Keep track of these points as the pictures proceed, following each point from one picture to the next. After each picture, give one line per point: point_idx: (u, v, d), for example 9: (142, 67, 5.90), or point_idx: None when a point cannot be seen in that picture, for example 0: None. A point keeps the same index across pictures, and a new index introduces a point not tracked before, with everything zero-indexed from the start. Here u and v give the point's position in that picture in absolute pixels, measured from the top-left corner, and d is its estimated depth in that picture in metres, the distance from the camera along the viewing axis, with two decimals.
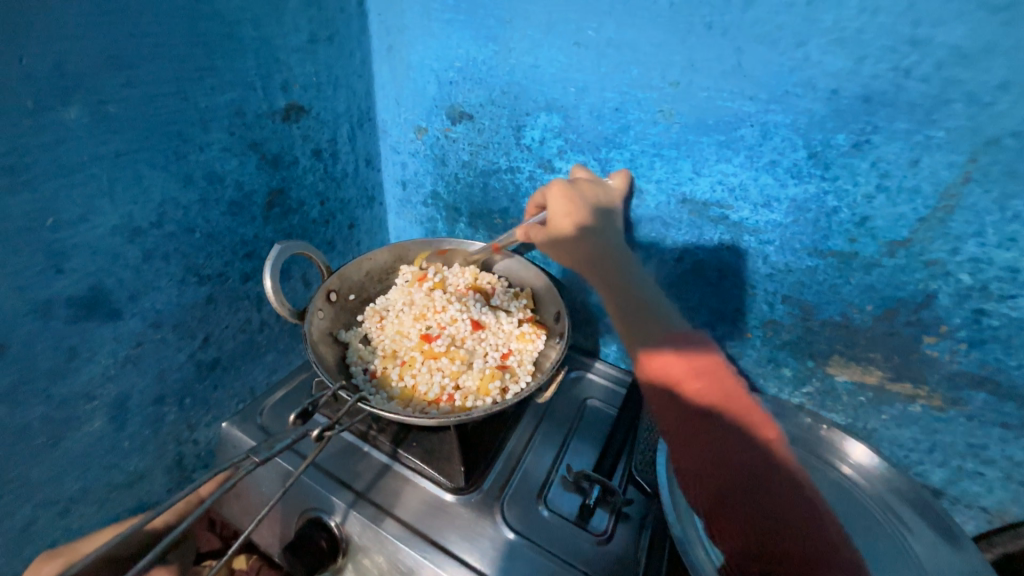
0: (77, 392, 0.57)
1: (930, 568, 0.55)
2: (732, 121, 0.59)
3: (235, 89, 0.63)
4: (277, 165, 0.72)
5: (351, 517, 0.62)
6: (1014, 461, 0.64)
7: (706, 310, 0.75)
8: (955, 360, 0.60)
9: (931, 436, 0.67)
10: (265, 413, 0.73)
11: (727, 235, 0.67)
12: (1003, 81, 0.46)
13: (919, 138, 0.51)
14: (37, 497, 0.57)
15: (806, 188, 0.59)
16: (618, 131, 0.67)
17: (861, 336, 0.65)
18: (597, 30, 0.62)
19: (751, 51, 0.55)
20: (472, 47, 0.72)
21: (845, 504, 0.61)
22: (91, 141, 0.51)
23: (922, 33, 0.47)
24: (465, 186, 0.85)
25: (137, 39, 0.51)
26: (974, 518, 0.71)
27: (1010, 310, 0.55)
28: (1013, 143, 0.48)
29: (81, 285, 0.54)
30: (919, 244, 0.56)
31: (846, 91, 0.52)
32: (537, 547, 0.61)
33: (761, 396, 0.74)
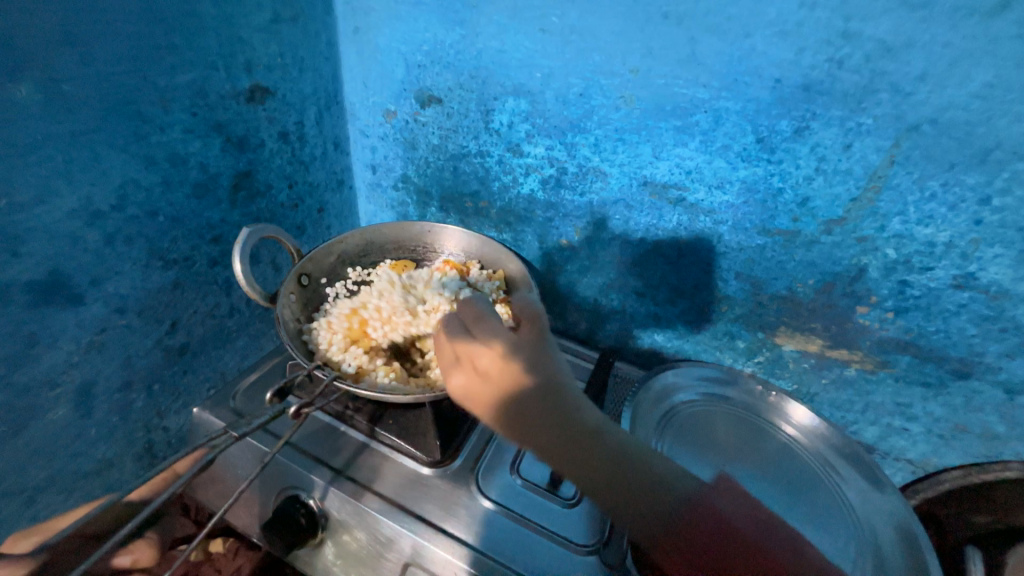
0: (39, 379, 0.56)
1: (860, 511, 0.63)
2: (687, 108, 0.63)
3: (196, 68, 0.62)
4: (243, 148, 0.71)
5: (330, 493, 0.63)
6: (933, 416, 0.72)
7: (667, 288, 0.79)
8: (883, 327, 0.67)
9: (865, 397, 0.75)
10: (238, 396, 0.74)
11: (685, 217, 0.71)
12: (922, 73, 0.51)
13: (851, 124, 0.56)
14: (0, 487, 0.56)
15: (755, 170, 0.63)
16: (583, 115, 0.69)
17: (804, 308, 0.71)
18: (560, 16, 0.64)
19: (704, 41, 0.58)
20: (439, 31, 0.73)
21: (788, 460, 0.68)
22: (44, 120, 0.49)
23: (853, 27, 0.52)
24: (435, 169, 0.86)
25: (90, 14, 0.50)
26: (901, 470, 0.79)
27: (929, 281, 0.61)
28: (930, 130, 0.53)
29: (39, 269, 0.52)
30: (853, 222, 0.61)
31: (788, 80, 0.57)
32: (511, 513, 0.64)
33: (714, 365, 0.81)
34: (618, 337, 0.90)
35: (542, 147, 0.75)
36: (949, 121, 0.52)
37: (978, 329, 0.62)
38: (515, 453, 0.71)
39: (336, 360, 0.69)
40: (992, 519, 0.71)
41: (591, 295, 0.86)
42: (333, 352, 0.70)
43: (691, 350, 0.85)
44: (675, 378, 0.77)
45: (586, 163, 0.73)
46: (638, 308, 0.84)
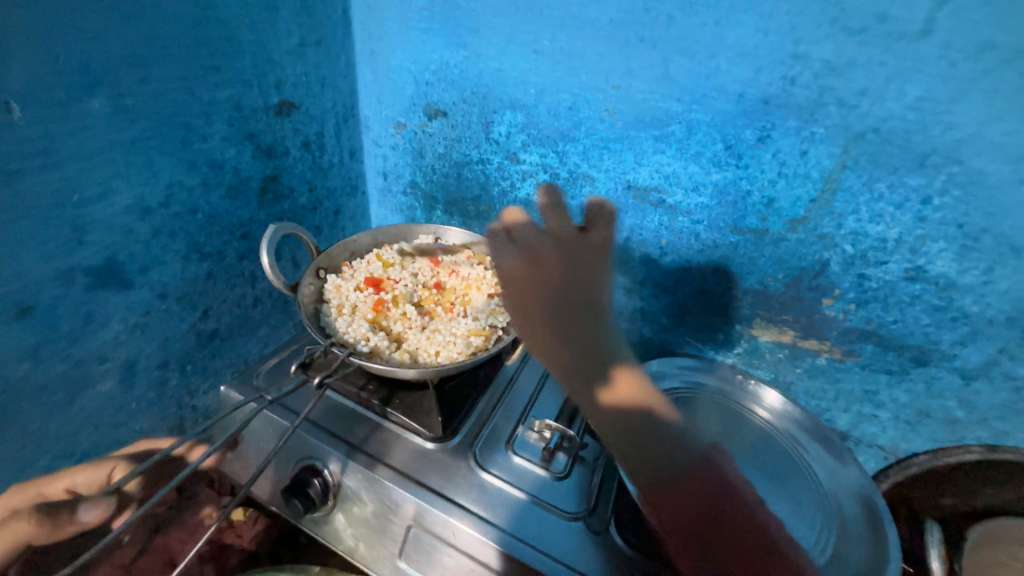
0: (93, 352, 0.64)
1: (828, 485, 0.69)
2: (664, 119, 0.71)
3: (233, 86, 0.71)
4: (270, 155, 0.80)
5: (342, 462, 0.70)
6: (899, 403, 0.77)
7: (651, 283, 0.87)
8: (847, 318, 0.73)
9: (836, 385, 0.81)
10: (261, 376, 0.81)
11: (666, 217, 0.78)
12: (863, 88, 0.59)
13: (806, 134, 0.63)
14: (55, 448, 0.64)
15: (725, 175, 0.71)
16: (572, 126, 0.78)
17: (776, 300, 0.78)
18: (551, 40, 0.73)
19: (676, 62, 0.66)
20: (445, 53, 0.82)
21: (764, 442, 0.75)
22: (110, 129, 0.58)
23: (802, 49, 0.59)
24: (441, 176, 0.94)
25: (150, 42, 0.59)
26: (873, 456, 0.84)
27: (884, 274, 0.68)
28: (874, 138, 0.60)
29: (98, 256, 0.61)
30: (813, 221, 0.68)
31: (749, 95, 0.64)
32: (506, 482, 0.71)
33: (693, 355, 0.88)
34: None
35: (537, 155, 0.83)
36: (889, 130, 0.59)
37: (931, 319, 0.68)
38: (510, 434, 0.78)
39: (351, 342, 0.75)
40: (959, 501, 0.74)
41: None
42: (345, 333, 0.76)
43: (676, 342, 0.91)
44: (659, 366, 0.85)
45: (576, 169, 0.81)
46: (626, 303, 0.91)
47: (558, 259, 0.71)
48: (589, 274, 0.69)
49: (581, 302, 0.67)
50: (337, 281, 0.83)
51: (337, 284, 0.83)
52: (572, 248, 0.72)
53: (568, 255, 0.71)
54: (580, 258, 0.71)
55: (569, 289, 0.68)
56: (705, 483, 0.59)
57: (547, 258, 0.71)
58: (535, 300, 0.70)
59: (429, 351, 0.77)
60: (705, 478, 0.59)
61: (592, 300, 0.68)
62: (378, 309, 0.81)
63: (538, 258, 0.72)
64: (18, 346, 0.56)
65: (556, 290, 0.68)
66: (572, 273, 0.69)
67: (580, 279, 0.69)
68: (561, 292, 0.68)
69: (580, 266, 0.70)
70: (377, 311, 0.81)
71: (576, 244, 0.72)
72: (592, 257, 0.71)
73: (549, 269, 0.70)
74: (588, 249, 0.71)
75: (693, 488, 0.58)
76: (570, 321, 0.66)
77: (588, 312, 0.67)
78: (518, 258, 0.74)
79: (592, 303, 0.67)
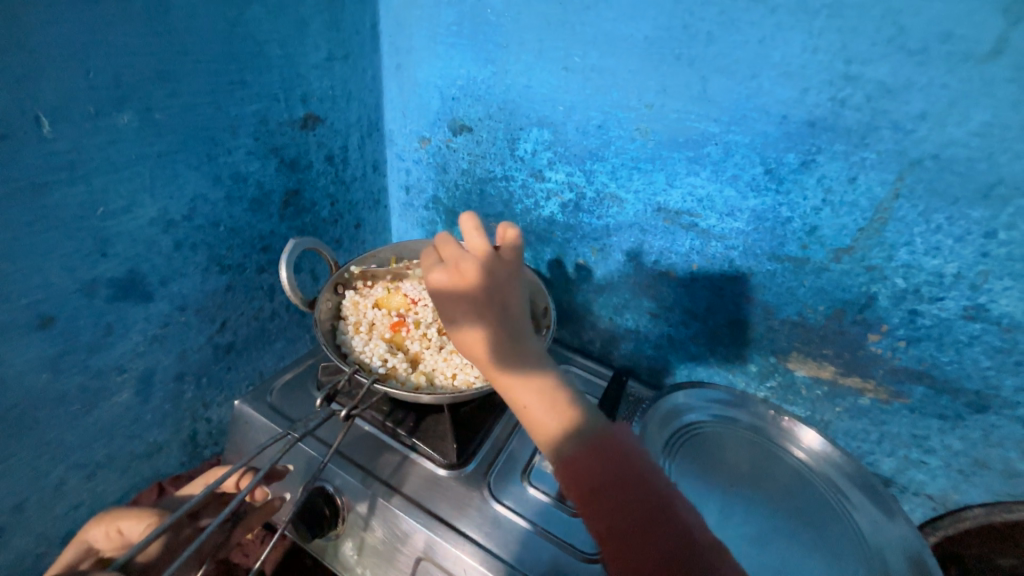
0: (111, 364, 0.64)
1: (872, 540, 0.63)
2: (699, 140, 0.67)
3: (261, 100, 0.71)
4: (294, 168, 0.80)
5: (352, 487, 0.68)
6: (952, 450, 0.71)
7: (680, 309, 0.82)
8: (896, 356, 0.68)
9: (880, 427, 0.75)
10: (275, 393, 0.80)
11: (697, 241, 0.75)
12: (921, 112, 0.54)
13: (856, 159, 0.59)
14: (69, 459, 0.63)
15: (764, 200, 0.67)
16: (600, 145, 0.75)
17: (815, 334, 0.73)
18: (582, 57, 0.71)
19: (714, 80, 0.63)
20: (472, 68, 0.80)
21: (800, 487, 0.69)
22: (137, 142, 0.58)
23: (853, 69, 0.55)
24: (463, 192, 0.92)
25: (181, 56, 0.59)
26: (920, 505, 0.78)
27: (940, 311, 0.62)
28: (933, 165, 0.56)
29: (121, 269, 0.61)
30: (861, 251, 0.64)
31: (794, 117, 0.60)
32: (521, 517, 0.67)
33: (724, 387, 0.83)
34: (631, 356, 0.93)
35: (563, 174, 0.80)
36: (950, 157, 0.55)
37: (992, 362, 0.62)
38: (526, 463, 0.75)
39: (368, 361, 0.73)
40: None
41: (606, 315, 0.90)
42: (362, 353, 0.74)
43: (704, 372, 0.87)
44: (685, 398, 0.80)
45: (604, 188, 0.78)
46: (651, 328, 0.87)
47: (477, 278, 0.51)
48: (503, 290, 0.52)
49: (502, 326, 0.51)
50: (355, 297, 0.82)
51: (355, 300, 0.81)
52: (488, 267, 0.52)
53: (487, 275, 0.51)
54: (494, 266, 0.52)
55: (494, 306, 0.51)
56: (636, 492, 0.47)
57: (466, 272, 0.51)
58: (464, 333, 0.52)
59: (446, 374, 0.75)
60: (636, 488, 0.47)
61: (510, 312, 0.52)
62: (396, 327, 0.79)
63: (463, 274, 0.51)
64: (38, 357, 0.56)
65: (479, 308, 0.50)
66: (491, 291, 0.51)
67: (495, 296, 0.51)
68: (478, 317, 0.51)
69: (502, 287, 0.52)
70: (394, 330, 0.79)
71: (490, 261, 0.52)
72: (510, 276, 0.53)
73: (467, 294, 0.51)
74: (501, 263, 0.53)
75: (620, 496, 0.47)
76: (494, 349, 0.51)
77: (515, 332, 0.52)
78: (448, 279, 0.51)
79: (515, 322, 0.52)
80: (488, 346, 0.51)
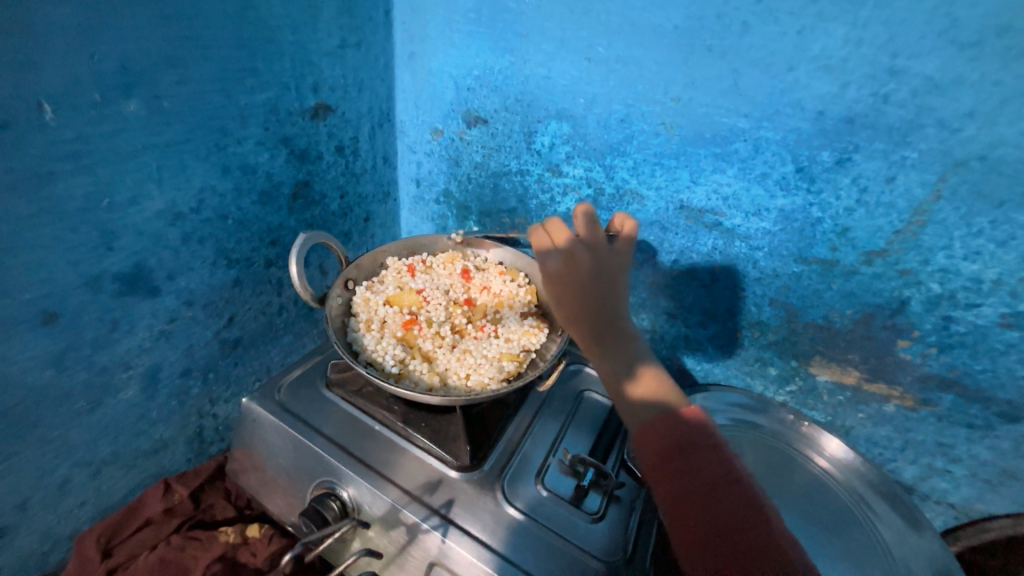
0: (116, 361, 0.62)
1: (896, 551, 0.61)
2: (728, 136, 0.65)
3: (271, 88, 0.68)
4: (304, 160, 0.77)
5: (362, 488, 0.66)
6: (979, 460, 0.69)
7: (698, 310, 0.80)
8: (925, 363, 0.66)
9: (904, 435, 0.72)
10: (283, 390, 0.77)
11: (720, 241, 0.72)
12: (970, 110, 0.51)
13: (895, 158, 0.56)
14: (74, 456, 0.62)
15: (794, 199, 0.64)
16: (623, 139, 0.72)
17: (841, 339, 0.71)
18: (606, 47, 0.68)
19: (747, 73, 0.60)
20: (489, 57, 0.77)
21: (823, 495, 0.67)
22: (144, 131, 0.55)
23: (899, 63, 0.53)
24: (476, 185, 0.90)
25: (190, 41, 0.56)
26: (942, 514, 0.76)
27: (975, 318, 0.60)
28: (979, 166, 0.53)
29: (127, 263, 0.59)
30: (895, 254, 0.61)
31: (831, 113, 0.58)
32: (536, 523, 0.65)
33: (743, 391, 0.81)
34: None
35: (581, 168, 0.77)
36: (999, 158, 0.52)
37: None
38: (540, 466, 0.73)
39: (379, 360, 0.71)
40: None
41: None
42: (373, 352, 0.72)
43: (721, 375, 0.85)
44: (704, 401, 0.78)
45: (624, 185, 0.75)
46: (668, 329, 0.85)
47: (590, 261, 0.59)
48: (608, 274, 0.59)
49: (608, 303, 0.58)
50: (365, 293, 0.80)
51: (364, 297, 0.79)
52: (598, 256, 0.59)
53: (601, 260, 0.59)
54: (605, 259, 0.60)
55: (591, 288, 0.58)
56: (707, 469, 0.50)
57: (578, 257, 0.59)
58: (568, 303, 0.59)
59: (459, 374, 0.73)
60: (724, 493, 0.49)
61: (617, 292, 0.59)
62: (407, 325, 0.77)
63: (575, 262, 0.58)
64: (42, 354, 0.54)
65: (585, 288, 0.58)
66: (603, 275, 0.59)
67: (604, 279, 0.59)
68: (584, 295, 0.58)
69: (611, 271, 0.60)
70: (406, 329, 0.77)
71: (600, 251, 0.60)
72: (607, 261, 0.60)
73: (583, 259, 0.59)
74: (612, 252, 0.60)
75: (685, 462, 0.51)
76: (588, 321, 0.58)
77: (616, 313, 0.58)
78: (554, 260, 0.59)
79: (617, 301, 0.59)
80: (589, 320, 0.57)
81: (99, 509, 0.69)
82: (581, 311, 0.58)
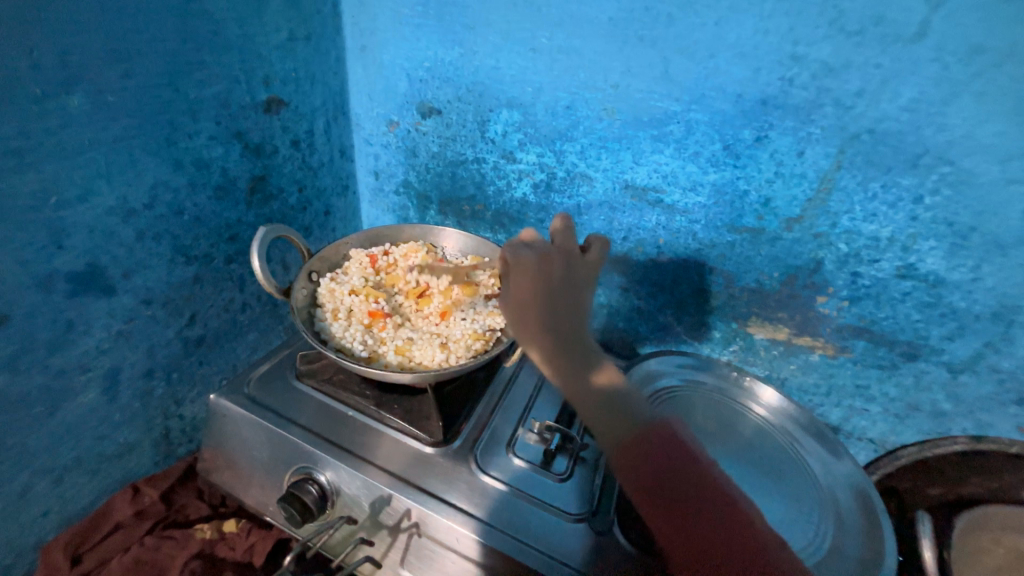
0: (73, 363, 0.61)
1: (824, 479, 0.70)
2: (663, 118, 0.71)
3: (221, 81, 0.68)
4: (259, 154, 0.77)
5: (339, 471, 0.68)
6: (889, 396, 0.79)
7: (648, 282, 0.87)
8: (840, 314, 0.75)
9: (828, 380, 0.82)
10: (252, 383, 0.77)
11: (663, 217, 0.79)
12: (859, 90, 0.60)
13: (803, 134, 0.64)
14: (33, 463, 0.61)
15: (723, 174, 0.71)
16: (569, 125, 0.77)
17: (771, 299, 0.79)
18: (549, 38, 0.72)
19: (675, 61, 0.67)
20: (439, 49, 0.80)
21: (763, 439, 0.75)
22: (90, 127, 0.55)
23: (800, 50, 0.60)
24: (434, 175, 0.92)
25: (134, 35, 0.56)
26: (864, 449, 0.85)
27: (876, 272, 0.69)
28: (869, 138, 0.62)
29: (79, 261, 0.58)
30: (809, 220, 0.69)
31: (748, 95, 0.65)
32: (510, 487, 0.69)
33: (690, 353, 0.88)
34: (603, 330, 0.96)
35: (534, 154, 0.82)
36: (884, 131, 0.61)
37: (922, 315, 0.70)
38: (510, 437, 0.77)
39: (348, 346, 0.73)
40: None
41: None
42: (343, 338, 0.74)
43: (672, 342, 0.92)
44: (657, 364, 0.85)
45: (573, 168, 0.80)
46: (623, 302, 0.91)
47: (561, 269, 0.59)
48: (579, 284, 0.59)
49: (572, 318, 0.58)
50: (329, 284, 0.81)
51: (328, 288, 0.80)
52: (572, 263, 0.60)
53: (570, 269, 0.59)
54: (577, 267, 0.60)
55: (557, 302, 0.57)
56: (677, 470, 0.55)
57: (553, 263, 0.58)
58: (532, 312, 0.57)
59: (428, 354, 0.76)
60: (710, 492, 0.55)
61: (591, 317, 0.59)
62: (375, 311, 0.79)
63: (551, 264, 0.58)
64: None
65: (552, 304, 0.57)
66: (567, 285, 0.58)
67: (575, 288, 0.59)
68: (546, 308, 0.57)
69: (577, 281, 0.60)
70: (373, 315, 0.79)
71: (574, 258, 0.60)
72: (585, 275, 0.61)
73: (547, 268, 0.58)
74: (579, 264, 0.61)
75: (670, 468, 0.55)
76: (545, 336, 0.57)
77: (578, 325, 0.58)
78: (532, 261, 0.57)
79: (581, 319, 0.58)
80: (548, 333, 0.57)
81: (64, 518, 0.67)
82: (537, 324, 0.57)
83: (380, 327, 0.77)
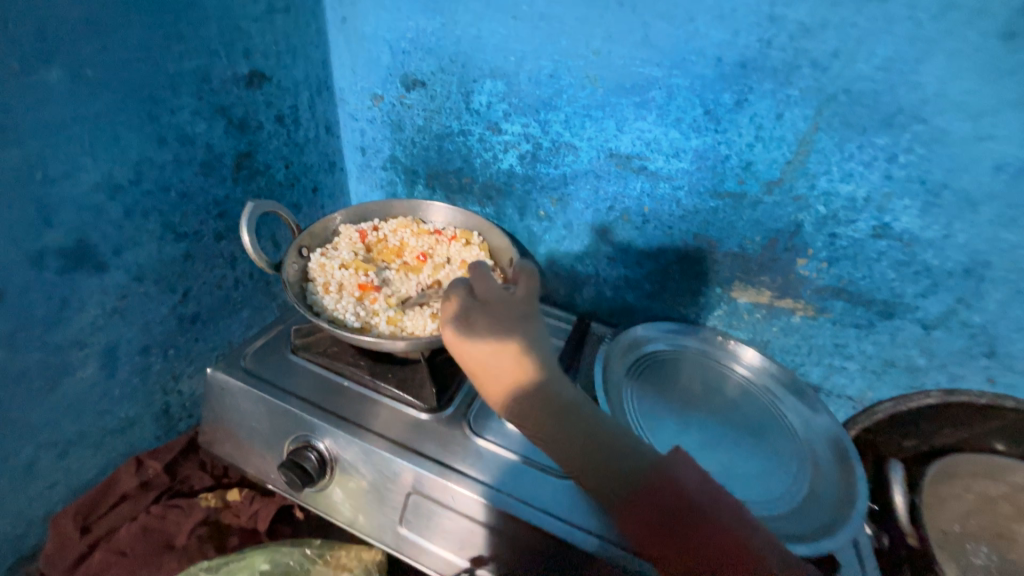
0: (70, 339, 0.62)
1: (800, 434, 0.74)
2: (645, 85, 0.71)
3: (200, 55, 0.68)
4: (243, 130, 0.77)
5: (336, 437, 0.70)
6: (866, 354, 0.82)
7: (635, 250, 0.88)
8: (820, 275, 0.77)
9: (809, 340, 0.85)
10: (248, 357, 0.79)
11: (647, 184, 0.80)
12: (835, 50, 0.61)
13: (782, 96, 0.65)
14: (38, 436, 0.63)
15: (704, 140, 0.72)
16: (553, 94, 0.77)
17: (753, 263, 0.81)
18: (530, 5, 0.72)
19: (656, 26, 0.67)
20: (421, 20, 0.80)
21: (744, 399, 0.78)
22: (71, 101, 0.55)
23: (777, 11, 0.61)
24: (421, 149, 0.93)
25: (109, 7, 0.56)
26: (842, 406, 0.88)
27: (854, 232, 0.71)
28: (846, 99, 0.63)
29: (69, 238, 0.58)
30: (788, 183, 0.71)
31: (727, 58, 0.65)
32: (503, 449, 0.71)
33: (676, 319, 0.91)
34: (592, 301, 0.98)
35: (519, 125, 0.82)
36: (860, 91, 0.62)
37: (897, 273, 0.72)
38: None
39: (340, 318, 0.75)
40: None
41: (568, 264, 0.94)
42: (334, 310, 0.76)
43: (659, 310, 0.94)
44: (645, 330, 0.86)
45: (558, 138, 0.81)
46: (610, 272, 0.92)
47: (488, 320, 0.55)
48: (514, 324, 0.55)
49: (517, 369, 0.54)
50: (319, 259, 0.82)
51: (319, 263, 0.81)
52: (495, 308, 0.56)
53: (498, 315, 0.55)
54: (504, 309, 0.56)
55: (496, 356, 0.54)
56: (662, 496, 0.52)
57: (478, 319, 0.55)
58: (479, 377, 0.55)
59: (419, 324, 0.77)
60: (700, 518, 0.51)
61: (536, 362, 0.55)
62: (365, 284, 0.80)
63: (475, 323, 0.54)
64: None
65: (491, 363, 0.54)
66: (504, 329, 0.54)
67: (512, 331, 0.55)
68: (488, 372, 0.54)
69: (512, 322, 0.55)
70: (363, 288, 0.80)
71: (496, 304, 0.56)
72: (518, 315, 0.56)
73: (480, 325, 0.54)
74: (505, 305, 0.56)
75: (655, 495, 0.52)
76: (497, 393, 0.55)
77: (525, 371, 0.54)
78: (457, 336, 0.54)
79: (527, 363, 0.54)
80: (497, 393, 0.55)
81: (71, 489, 0.70)
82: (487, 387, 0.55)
83: (371, 299, 0.79)
